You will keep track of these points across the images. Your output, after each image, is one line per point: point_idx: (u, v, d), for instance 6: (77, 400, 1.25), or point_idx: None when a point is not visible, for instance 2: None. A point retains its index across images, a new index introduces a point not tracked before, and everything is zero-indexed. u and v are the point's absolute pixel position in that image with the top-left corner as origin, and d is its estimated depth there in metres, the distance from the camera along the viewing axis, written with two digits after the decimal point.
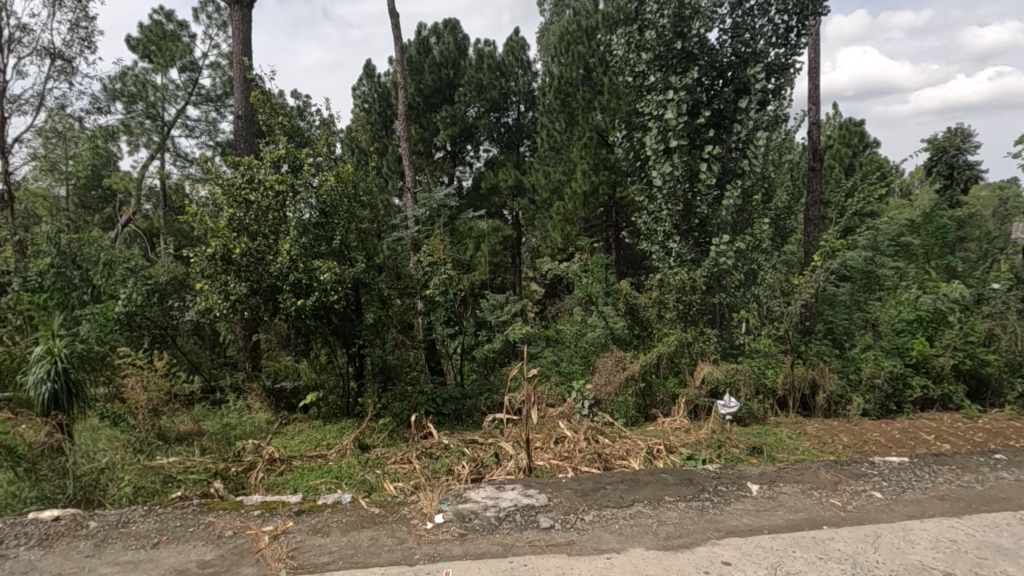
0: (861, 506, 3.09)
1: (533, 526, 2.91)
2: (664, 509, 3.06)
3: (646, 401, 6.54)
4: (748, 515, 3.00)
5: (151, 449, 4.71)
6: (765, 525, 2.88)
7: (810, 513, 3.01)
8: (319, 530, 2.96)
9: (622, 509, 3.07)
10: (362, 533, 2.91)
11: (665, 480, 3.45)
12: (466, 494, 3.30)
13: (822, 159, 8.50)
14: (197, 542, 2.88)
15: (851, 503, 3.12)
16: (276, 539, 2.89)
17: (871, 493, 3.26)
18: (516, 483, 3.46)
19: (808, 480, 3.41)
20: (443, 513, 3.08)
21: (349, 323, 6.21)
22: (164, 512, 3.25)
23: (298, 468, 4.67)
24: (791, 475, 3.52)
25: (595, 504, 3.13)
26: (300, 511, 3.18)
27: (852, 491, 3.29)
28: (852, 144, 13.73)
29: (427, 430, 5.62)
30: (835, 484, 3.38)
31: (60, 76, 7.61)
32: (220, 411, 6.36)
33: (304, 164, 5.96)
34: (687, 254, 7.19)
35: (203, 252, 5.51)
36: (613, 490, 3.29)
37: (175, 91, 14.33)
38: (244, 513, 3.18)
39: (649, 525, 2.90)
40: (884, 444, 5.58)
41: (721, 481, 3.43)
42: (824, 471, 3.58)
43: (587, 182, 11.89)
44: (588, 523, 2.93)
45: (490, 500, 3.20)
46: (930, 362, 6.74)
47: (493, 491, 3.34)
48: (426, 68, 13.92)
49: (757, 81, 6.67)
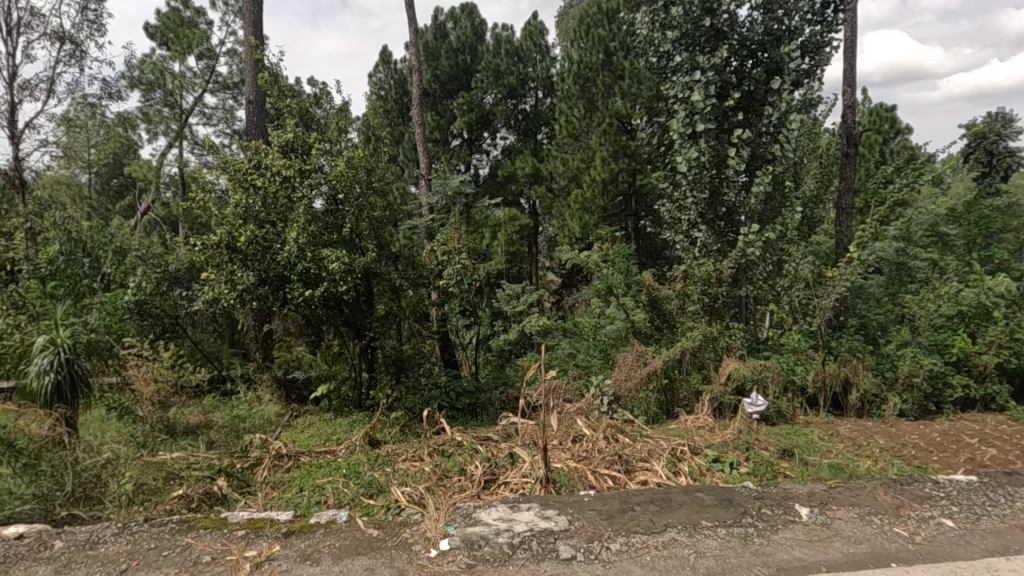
0: (932, 538, 2.82)
1: (552, 556, 2.69)
2: (702, 537, 2.82)
3: (669, 398, 6.21)
4: (801, 547, 2.75)
5: (155, 442, 4.55)
6: (822, 561, 2.62)
7: (873, 545, 2.75)
8: (307, 557, 2.79)
9: (654, 536, 2.83)
10: (357, 561, 2.72)
11: (702, 500, 3.19)
12: (476, 515, 3.08)
13: (857, 144, 8.04)
14: (171, 570, 2.72)
15: (918, 533, 2.86)
16: (261, 567, 2.72)
17: (941, 521, 2.98)
18: (533, 502, 3.22)
19: (866, 504, 3.14)
20: (449, 538, 2.87)
21: (361, 314, 6.03)
22: (139, 530, 3.11)
23: (307, 464, 4.46)
24: (845, 495, 3.24)
25: (623, 529, 2.90)
26: (288, 532, 3.03)
27: (917, 517, 3.02)
28: (884, 130, 13.12)
29: (440, 426, 5.43)
30: (897, 509, 3.11)
31: (71, 59, 7.47)
32: (230, 403, 6.25)
33: (314, 147, 5.75)
34: (712, 244, 6.86)
35: (209, 240, 5.35)
36: (642, 512, 3.03)
37: (193, 79, 14.20)
38: (227, 534, 3.04)
39: (685, 557, 2.66)
40: (922, 447, 5.24)
41: (765, 502, 3.17)
42: (882, 490, 3.31)
43: (607, 169, 11.53)
44: (615, 553, 2.70)
45: (503, 523, 2.98)
46: (973, 360, 6.36)
47: (507, 511, 3.12)
48: (443, 53, 13.61)
49: (791, 60, 6.27)
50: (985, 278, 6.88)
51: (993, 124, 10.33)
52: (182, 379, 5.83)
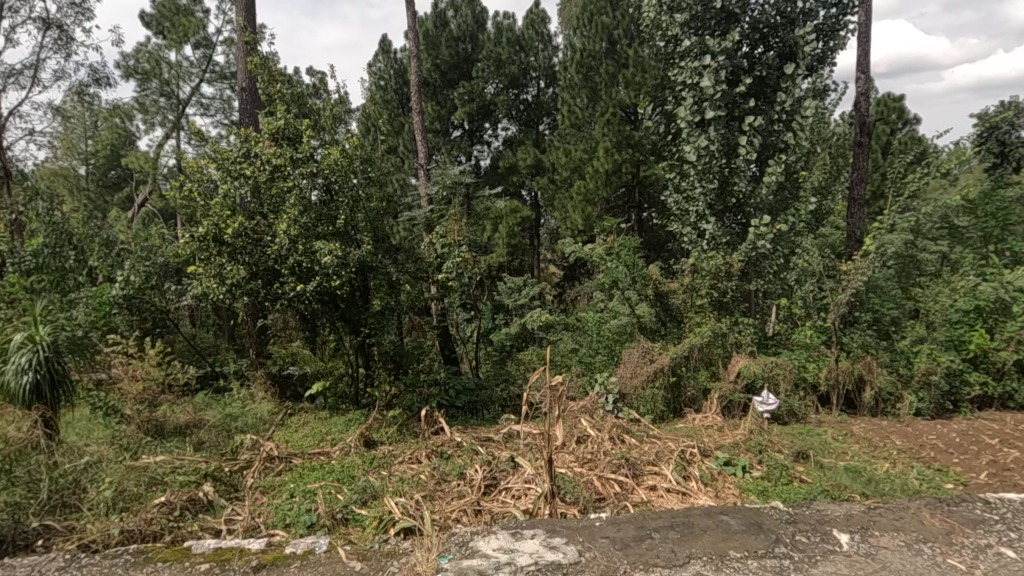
0: (993, 570, 2.64)
1: None
2: (729, 571, 2.60)
3: (676, 397, 5.98)
4: None
5: (140, 445, 4.31)
6: None
7: None
8: None
9: (676, 571, 2.61)
10: None
11: (727, 524, 2.99)
12: (474, 544, 2.86)
13: (871, 132, 7.74)
14: None
15: (977, 566, 2.67)
16: None
17: (1000, 550, 2.80)
18: (537, 527, 3.01)
19: (914, 529, 2.97)
20: (442, 572, 2.64)
21: (356, 310, 5.72)
22: (88, 564, 2.88)
23: (299, 467, 4.25)
24: (887, 519, 3.07)
25: (641, 562, 2.69)
26: (259, 567, 2.82)
27: (973, 546, 2.84)
28: (891, 121, 12.79)
29: (439, 425, 5.23)
30: (949, 534, 2.95)
31: (57, 45, 7.23)
32: (224, 401, 6.07)
33: (305, 135, 5.50)
34: (722, 236, 6.62)
35: (196, 232, 5.12)
36: (662, 541, 2.83)
37: (189, 69, 13.87)
38: (188, 569, 2.82)
39: None
40: (941, 449, 5.02)
41: (799, 528, 2.99)
42: (928, 512, 3.17)
43: (610, 160, 11.25)
44: None
45: (504, 554, 2.75)
46: (990, 356, 6.08)
47: (508, 539, 2.89)
48: (443, 42, 13.29)
49: (806, 43, 5.99)
50: (1004, 272, 6.62)
51: (1005, 114, 10.05)
52: (169, 377, 5.62)
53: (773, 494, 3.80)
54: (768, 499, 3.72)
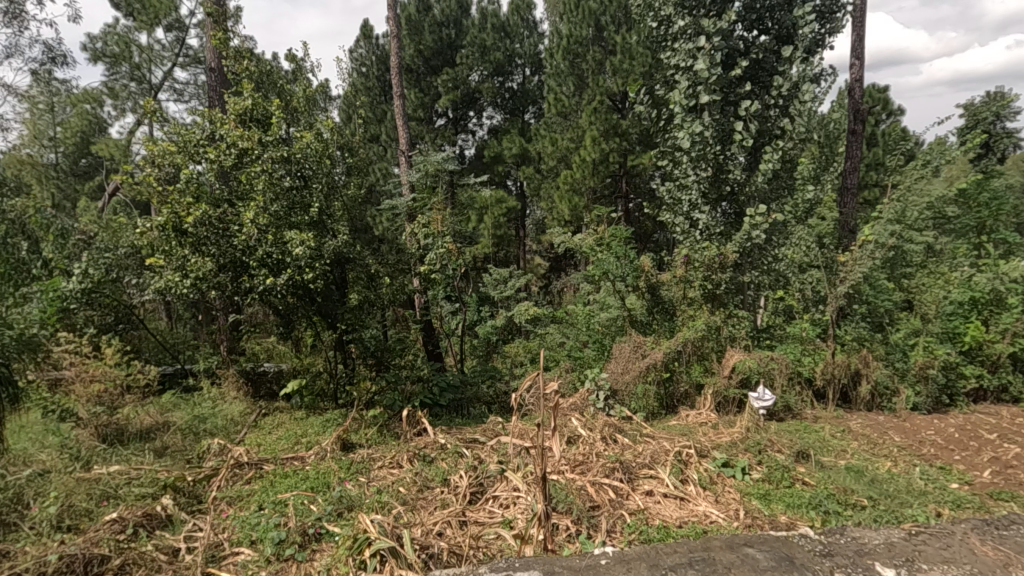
0: None
1: None
2: None
3: (668, 393, 5.77)
4: None
5: (94, 454, 3.95)
6: None
7: None
8: None
9: None
10: None
11: (754, 559, 2.71)
12: None
13: (865, 120, 7.53)
14: None
15: None
16: None
17: None
18: (533, 565, 2.71)
19: (970, 562, 2.78)
20: None
21: (333, 304, 5.38)
22: None
23: (271, 474, 3.94)
24: (933, 549, 2.89)
25: None
26: None
27: None
28: (876, 112, 12.72)
29: (422, 426, 4.92)
30: (1005, 565, 2.78)
31: (11, 19, 6.76)
32: (193, 401, 5.71)
33: (275, 117, 5.12)
34: (715, 226, 6.39)
35: (155, 221, 4.74)
36: None
37: (161, 52, 13.21)
38: None
39: None
40: (941, 446, 4.87)
41: (837, 561, 2.75)
42: (977, 539, 3.00)
43: (597, 149, 10.91)
44: None
45: None
46: (985, 348, 5.94)
47: None
48: (426, 27, 12.80)
49: (805, 24, 5.73)
50: (999, 262, 6.49)
51: (989, 105, 10.01)
52: (131, 378, 5.24)
53: (775, 498, 3.57)
54: (771, 504, 3.50)
